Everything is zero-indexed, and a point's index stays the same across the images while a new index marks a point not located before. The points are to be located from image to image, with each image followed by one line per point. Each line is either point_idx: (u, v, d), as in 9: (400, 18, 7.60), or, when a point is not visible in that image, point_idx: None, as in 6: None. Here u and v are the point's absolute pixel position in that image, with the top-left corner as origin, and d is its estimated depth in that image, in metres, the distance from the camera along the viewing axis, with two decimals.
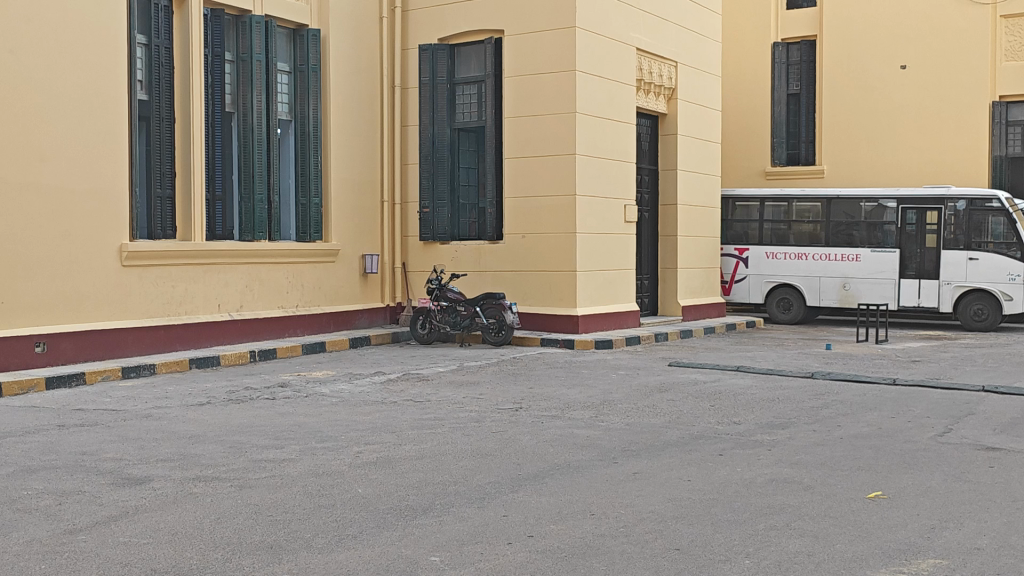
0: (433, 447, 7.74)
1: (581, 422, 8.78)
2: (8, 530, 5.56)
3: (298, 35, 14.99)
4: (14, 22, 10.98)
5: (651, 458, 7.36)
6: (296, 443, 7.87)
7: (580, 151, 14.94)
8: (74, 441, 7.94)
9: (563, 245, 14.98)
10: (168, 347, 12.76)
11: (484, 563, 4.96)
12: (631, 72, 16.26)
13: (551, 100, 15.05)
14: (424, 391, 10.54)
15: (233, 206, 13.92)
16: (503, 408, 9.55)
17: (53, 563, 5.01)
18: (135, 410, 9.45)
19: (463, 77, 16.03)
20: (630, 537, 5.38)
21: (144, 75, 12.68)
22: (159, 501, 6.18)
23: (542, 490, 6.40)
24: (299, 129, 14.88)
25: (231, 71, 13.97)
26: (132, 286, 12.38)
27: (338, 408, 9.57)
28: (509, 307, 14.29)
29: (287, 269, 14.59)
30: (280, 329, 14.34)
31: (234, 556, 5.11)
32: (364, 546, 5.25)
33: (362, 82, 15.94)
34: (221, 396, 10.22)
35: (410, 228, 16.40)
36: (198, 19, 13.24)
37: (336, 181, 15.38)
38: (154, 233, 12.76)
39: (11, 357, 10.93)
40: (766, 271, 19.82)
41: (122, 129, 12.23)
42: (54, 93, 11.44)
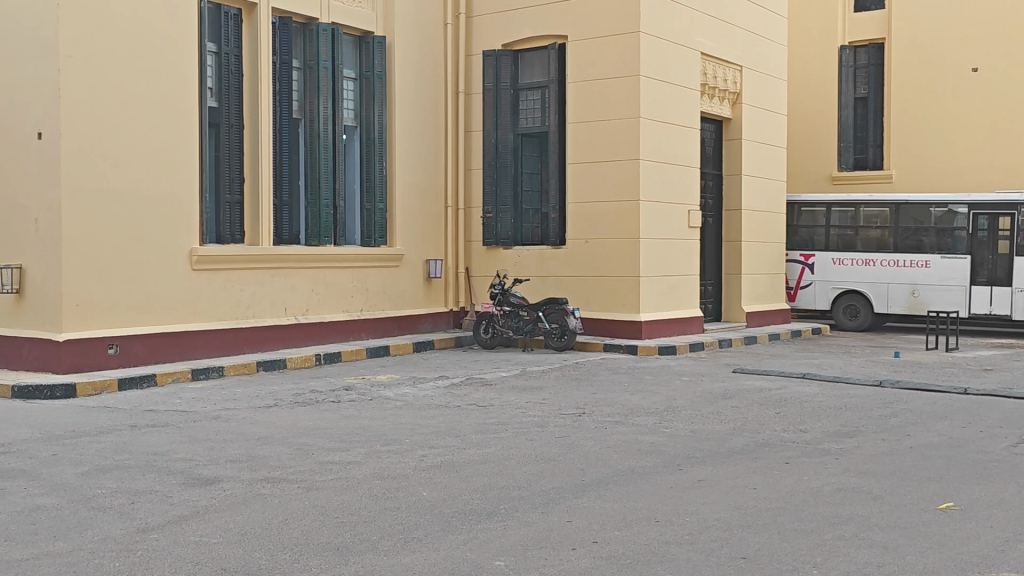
0: (497, 452, 7.78)
1: (645, 429, 8.75)
2: (84, 528, 5.70)
3: (364, 42, 15.15)
4: (90, 32, 11.26)
5: (716, 465, 7.31)
6: (362, 446, 7.96)
7: (645, 155, 14.89)
8: (145, 441, 8.12)
9: (626, 250, 14.95)
10: (237, 350, 12.97)
11: (548, 568, 4.98)
12: (695, 76, 16.16)
13: (616, 105, 15.02)
14: (487, 395, 10.60)
15: (300, 210, 14.12)
16: (567, 412, 9.56)
17: (128, 560, 5.12)
18: (205, 411, 9.63)
19: (527, 83, 16.05)
20: (695, 545, 5.35)
21: (214, 82, 12.93)
22: (229, 501, 6.30)
23: (606, 496, 6.38)
24: (365, 134, 15.05)
25: (298, 78, 14.18)
26: (202, 289, 12.59)
27: (402, 411, 9.66)
28: (571, 312, 14.23)
29: (352, 273, 14.75)
30: (346, 333, 14.49)
31: (302, 556, 5.19)
32: (429, 549, 5.30)
33: (427, 88, 16.06)
34: (288, 398, 10.38)
35: (474, 233, 16.45)
36: (267, 27, 13.45)
37: (401, 187, 15.53)
38: (223, 238, 12.97)
39: (85, 359, 11.21)
40: (832, 277, 19.59)
41: (193, 135, 12.47)
42: (127, 99, 11.69)
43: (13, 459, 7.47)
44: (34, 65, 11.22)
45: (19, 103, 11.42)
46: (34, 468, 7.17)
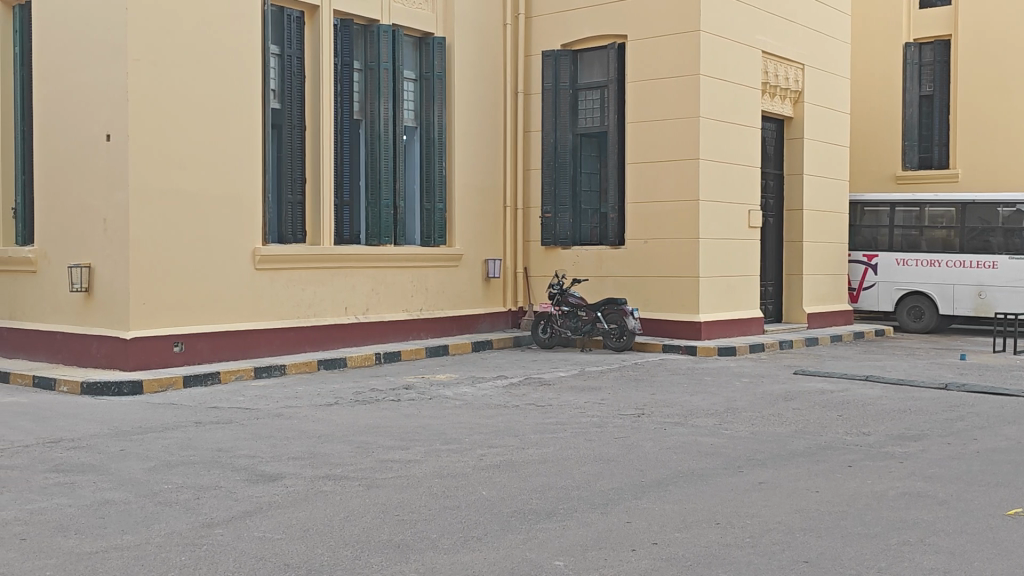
0: (556, 452, 7.78)
1: (705, 430, 8.69)
2: (150, 522, 5.82)
3: (424, 43, 15.25)
4: (157, 35, 11.48)
5: (777, 467, 7.25)
6: (421, 444, 8.02)
7: (704, 155, 14.79)
8: (209, 438, 8.25)
9: (685, 251, 14.85)
10: (298, 349, 13.13)
11: (608, 569, 4.97)
12: (756, 74, 16.01)
13: (674, 105, 14.94)
14: (546, 395, 10.60)
15: (360, 210, 14.24)
16: (626, 413, 9.54)
17: (193, 554, 5.22)
18: (267, 409, 9.75)
19: (585, 83, 16.02)
20: (756, 547, 5.31)
21: (277, 84, 13.12)
22: (292, 497, 6.39)
23: (666, 498, 6.35)
24: (424, 135, 15.15)
25: (360, 80, 14.31)
26: (264, 288, 12.77)
27: (461, 411, 9.69)
28: (630, 312, 14.27)
29: (411, 273, 14.84)
30: (405, 332, 14.60)
31: (364, 553, 5.24)
32: (489, 549, 5.32)
33: (486, 90, 16.10)
34: (348, 397, 10.48)
35: (532, 233, 16.46)
36: (329, 29, 13.59)
37: (460, 188, 15.59)
38: (285, 237, 13.17)
39: (151, 357, 11.42)
40: (896, 278, 19.28)
41: (257, 137, 12.64)
42: (194, 103, 11.89)
43: (83, 454, 7.64)
44: (104, 69, 11.47)
45: (89, 106, 11.68)
46: (103, 463, 7.33)
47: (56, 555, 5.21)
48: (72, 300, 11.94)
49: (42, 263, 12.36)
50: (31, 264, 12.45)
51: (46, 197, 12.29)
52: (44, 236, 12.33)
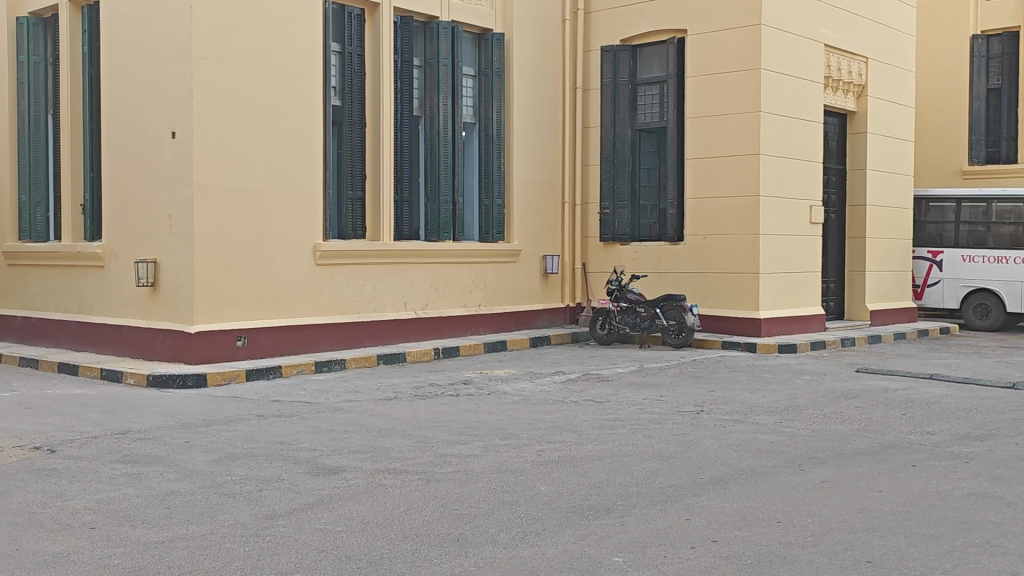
0: (614, 448, 7.77)
1: (765, 427, 8.62)
2: (215, 513, 5.92)
3: (483, 39, 15.30)
4: (221, 34, 11.64)
5: (839, 466, 7.16)
6: (480, 439, 8.05)
7: (765, 150, 14.64)
8: (272, 431, 8.37)
9: (745, 247, 14.73)
10: (358, 344, 13.25)
11: (667, 566, 4.96)
12: (819, 68, 15.82)
13: (735, 100, 14.81)
14: (604, 391, 10.59)
15: (420, 206, 14.36)
16: (685, 410, 9.49)
17: (256, 545, 5.30)
18: (328, 403, 9.86)
19: (645, 78, 15.97)
20: (818, 547, 5.26)
21: (339, 81, 13.25)
22: (352, 490, 6.46)
23: (725, 495, 6.32)
24: (483, 131, 15.18)
25: (419, 76, 14.43)
26: (324, 284, 12.90)
27: (519, 406, 9.72)
28: (689, 309, 14.13)
29: (469, 269, 14.89)
30: (464, 328, 14.68)
31: (423, 546, 5.28)
32: (547, 544, 5.33)
33: (546, 85, 16.09)
34: (407, 391, 10.56)
35: (591, 229, 16.45)
36: (389, 26, 13.71)
37: (519, 183, 15.60)
38: (345, 233, 13.29)
39: (215, 351, 11.61)
40: (961, 274, 18.94)
41: (318, 133, 12.77)
42: (256, 100, 12.04)
43: (150, 445, 7.79)
44: (170, 68, 11.67)
45: (155, 104, 11.89)
46: (168, 455, 7.47)
47: (124, 544, 5.32)
48: (138, 294, 12.17)
49: (110, 258, 12.63)
50: (99, 259, 12.71)
51: (114, 193, 12.53)
52: (111, 232, 12.58)
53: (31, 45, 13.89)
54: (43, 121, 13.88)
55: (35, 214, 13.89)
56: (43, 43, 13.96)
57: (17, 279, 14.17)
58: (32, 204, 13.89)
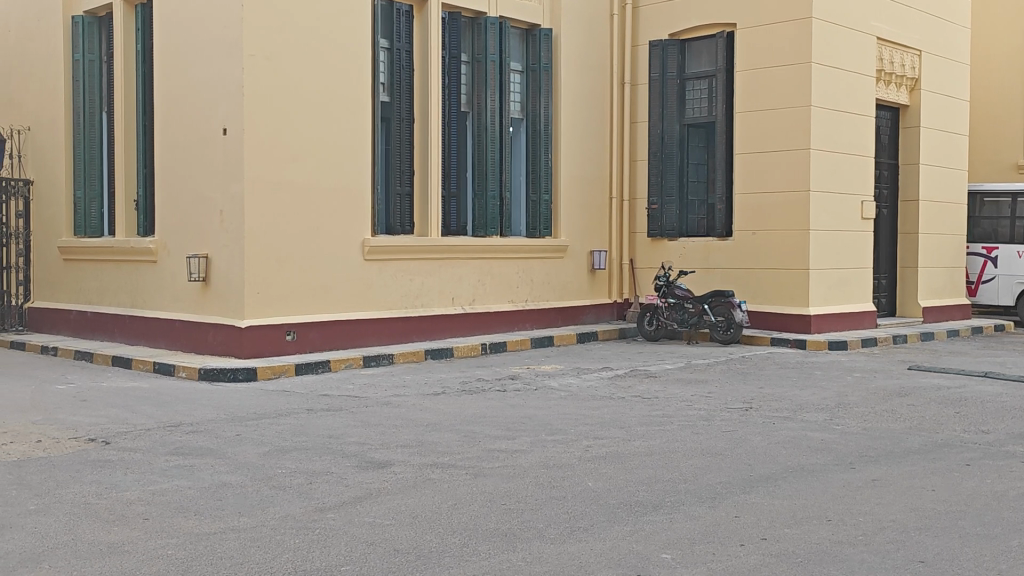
0: (662, 444, 7.73)
1: (815, 425, 8.54)
2: (266, 505, 5.99)
3: (530, 34, 15.29)
4: (271, 32, 11.74)
5: (891, 464, 7.06)
6: (527, 435, 8.06)
7: (815, 145, 14.50)
8: (321, 424, 8.44)
9: (795, 243, 14.59)
10: (406, 339, 13.32)
11: (716, 563, 4.93)
12: (871, 61, 15.61)
13: (785, 94, 14.67)
14: (651, 387, 10.55)
15: (467, 202, 14.39)
16: (733, 406, 9.43)
17: (306, 537, 5.35)
18: (376, 397, 9.93)
19: (693, 72, 15.86)
20: (869, 546, 5.20)
21: (387, 78, 13.31)
22: (401, 484, 6.50)
23: (775, 493, 6.27)
24: (531, 127, 15.17)
25: (467, 72, 14.46)
26: (373, 279, 12.98)
27: (567, 402, 9.70)
28: (738, 305, 14.05)
29: (517, 264, 14.89)
30: (511, 323, 14.71)
31: (471, 541, 5.30)
32: (595, 540, 5.32)
33: (593, 80, 16.03)
34: (455, 386, 10.60)
35: (638, 225, 16.37)
36: (437, 22, 13.78)
37: (567, 179, 15.57)
38: (393, 229, 13.36)
39: (265, 345, 11.74)
40: (1017, 271, 18.61)
41: (366, 130, 12.84)
42: (306, 97, 12.14)
43: (201, 437, 7.90)
44: (221, 65, 11.80)
45: (207, 101, 12.03)
46: (220, 447, 7.57)
47: (178, 535, 5.40)
48: (190, 289, 12.33)
49: (162, 253, 12.81)
50: (152, 254, 12.90)
51: (166, 190, 12.70)
52: (164, 228, 12.75)
53: (86, 42, 14.15)
54: (97, 117, 14.11)
55: (90, 209, 14.13)
56: (98, 40, 14.21)
57: (72, 274, 14.42)
58: (87, 199, 14.13)
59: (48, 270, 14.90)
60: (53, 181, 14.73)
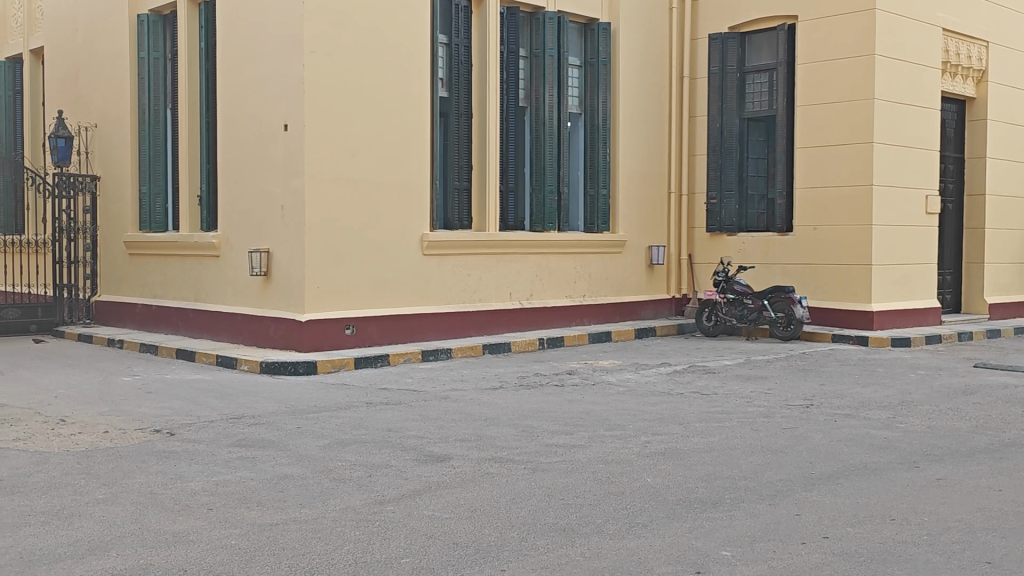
0: (722, 441, 7.67)
1: (878, 423, 8.42)
2: (327, 497, 6.06)
3: (589, 29, 15.24)
4: (331, 28, 11.84)
5: (957, 464, 6.93)
6: (585, 430, 8.05)
7: (878, 138, 14.29)
8: (380, 418, 8.52)
9: (858, 238, 14.38)
10: (463, 333, 13.37)
11: (777, 562, 4.88)
12: (936, 53, 15.34)
13: (848, 87, 14.46)
14: (711, 383, 10.46)
15: (525, 197, 14.42)
16: (794, 403, 9.32)
17: (367, 529, 5.40)
18: (434, 391, 9.98)
19: (754, 66, 15.70)
20: (934, 546, 5.12)
21: (445, 73, 13.36)
22: (460, 478, 6.53)
23: (837, 491, 6.19)
24: (589, 121, 15.13)
25: (525, 66, 14.47)
26: (431, 273, 13.04)
27: (625, 398, 9.67)
28: (798, 301, 13.89)
29: (575, 259, 14.88)
30: (569, 318, 14.70)
31: (530, 535, 5.31)
32: (654, 536, 5.31)
33: (652, 74, 15.95)
34: (513, 381, 10.62)
35: (697, 220, 16.24)
36: (495, 18, 13.81)
37: (625, 173, 15.50)
38: (451, 223, 13.41)
39: (325, 339, 11.86)
40: None
41: (424, 125, 12.90)
42: (365, 93, 12.22)
43: (263, 430, 8.00)
44: (282, 62, 11.93)
45: (268, 98, 12.17)
46: (281, 440, 7.67)
47: (240, 525, 5.48)
48: (251, 283, 12.50)
49: (225, 248, 12.98)
50: (214, 249, 13.08)
51: (228, 185, 12.88)
52: (227, 222, 12.93)
53: (151, 41, 14.40)
54: (162, 114, 14.38)
55: (154, 204, 14.42)
56: (163, 39, 14.46)
57: (137, 269, 14.70)
58: (152, 195, 14.40)
59: (114, 264, 15.21)
60: (119, 177, 15.01)
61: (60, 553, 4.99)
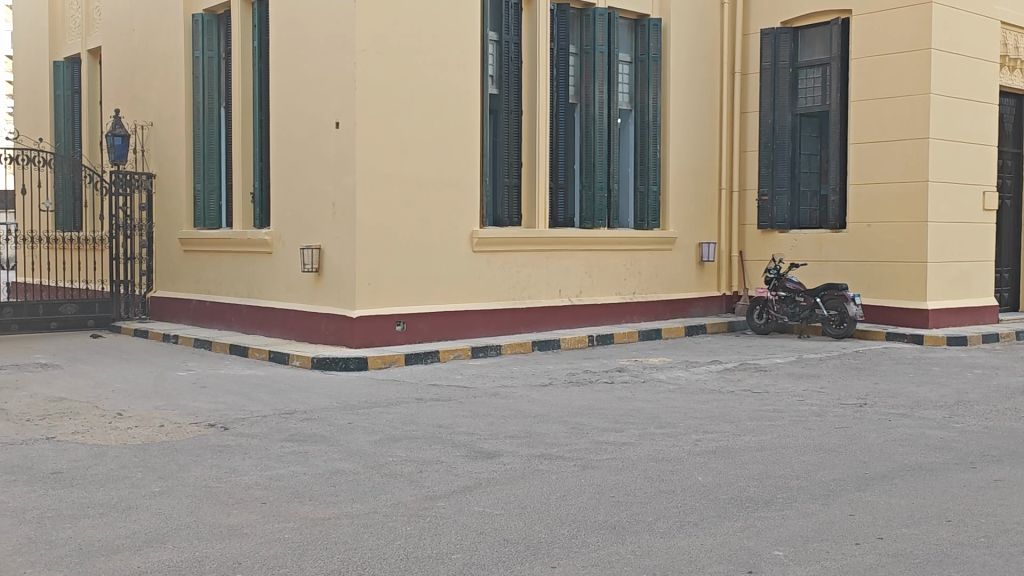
0: (773, 440, 7.60)
1: (934, 422, 8.29)
2: (378, 492, 6.10)
3: (639, 25, 15.17)
4: (382, 27, 11.91)
5: (1015, 465, 6.81)
6: (635, 428, 8.02)
7: (934, 134, 14.06)
8: (430, 414, 8.56)
9: (914, 234, 14.18)
10: (513, 330, 13.39)
11: (831, 562, 4.83)
12: (994, 47, 15.07)
13: (903, 82, 14.26)
14: (762, 381, 10.39)
15: (574, 194, 14.40)
16: (847, 402, 9.22)
17: (418, 525, 5.43)
18: (484, 388, 10.01)
19: (807, 61, 15.52)
20: (992, 548, 5.04)
21: (495, 71, 13.38)
22: (510, 475, 6.54)
23: (891, 492, 6.11)
24: (639, 118, 15.07)
25: (575, 63, 14.45)
26: (481, 270, 13.07)
27: (675, 396, 9.62)
28: (851, 299, 13.72)
29: (626, 256, 14.84)
30: (618, 315, 14.67)
31: (580, 533, 5.31)
32: (705, 534, 5.28)
33: (703, 70, 15.84)
34: (562, 378, 10.62)
35: (748, 217, 16.12)
36: (545, 15, 13.80)
37: (675, 170, 15.41)
38: (501, 220, 13.39)
39: (376, 335, 11.95)
40: None
41: (474, 123, 12.93)
42: (416, 91, 12.28)
43: (315, 426, 8.07)
44: (334, 60, 12.01)
45: (321, 96, 12.25)
46: (332, 435, 7.73)
47: (293, 519, 5.54)
48: (304, 279, 12.61)
49: (277, 245, 13.11)
50: (267, 246, 13.22)
51: (281, 183, 13.01)
52: (279, 220, 13.06)
53: (205, 40, 14.59)
54: (216, 112, 14.57)
55: (208, 202, 14.60)
56: (217, 38, 14.65)
57: (192, 265, 14.89)
58: (206, 192, 14.59)
59: (170, 261, 15.44)
60: (174, 175, 15.22)
61: (118, 544, 5.08)
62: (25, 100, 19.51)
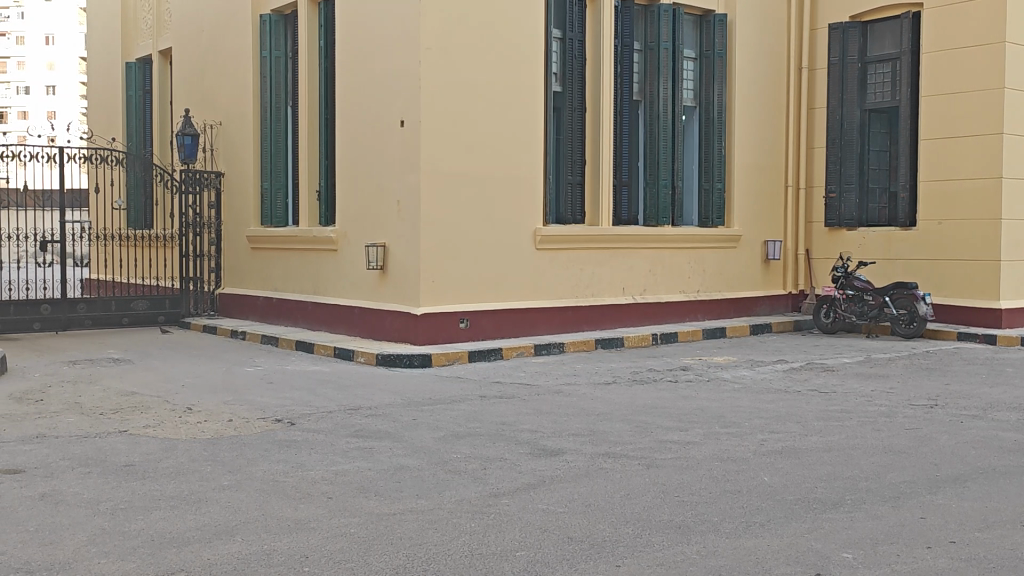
0: (841, 441, 7.49)
1: (1008, 424, 8.11)
2: (442, 488, 6.13)
3: (704, 21, 15.04)
4: (447, 26, 11.96)
5: None
6: (700, 427, 7.96)
7: (1009, 130, 13.74)
8: (494, 411, 8.58)
9: (987, 231, 13.87)
10: (576, 328, 13.37)
11: (901, 565, 4.75)
12: None
13: (976, 76, 13.96)
14: (829, 381, 10.25)
15: (639, 191, 14.31)
16: (918, 403, 9.06)
17: (482, 522, 5.45)
18: (547, 386, 10.01)
19: (876, 56, 15.28)
20: None
21: (559, 68, 13.37)
22: (573, 473, 6.53)
23: (964, 494, 5.99)
24: (704, 114, 14.94)
25: (639, 60, 14.39)
26: (544, 268, 13.07)
27: (741, 395, 9.53)
28: (922, 298, 13.40)
29: (690, 254, 14.73)
30: (681, 314, 14.58)
31: (645, 532, 5.28)
32: (772, 535, 5.22)
33: (769, 66, 15.66)
34: (626, 376, 10.58)
35: (815, 215, 15.91)
36: (610, 11, 13.76)
37: (740, 167, 15.25)
38: (564, 218, 13.37)
39: (439, 332, 12.01)
40: None
41: (539, 120, 12.92)
42: (480, 90, 12.30)
43: (379, 422, 8.13)
44: (399, 59, 12.09)
45: (386, 95, 12.35)
46: (397, 431, 7.78)
47: (358, 514, 5.59)
48: (369, 276, 12.72)
49: (343, 242, 13.24)
50: (332, 243, 13.36)
51: (347, 181, 13.13)
52: (345, 218, 13.18)
53: (273, 41, 14.83)
54: (283, 112, 14.77)
55: (276, 199, 14.82)
56: (285, 39, 14.89)
57: (259, 263, 15.11)
58: (273, 190, 14.80)
59: (238, 258, 15.69)
60: (241, 174, 15.45)
61: (189, 536, 5.17)
62: (99, 100, 19.97)
